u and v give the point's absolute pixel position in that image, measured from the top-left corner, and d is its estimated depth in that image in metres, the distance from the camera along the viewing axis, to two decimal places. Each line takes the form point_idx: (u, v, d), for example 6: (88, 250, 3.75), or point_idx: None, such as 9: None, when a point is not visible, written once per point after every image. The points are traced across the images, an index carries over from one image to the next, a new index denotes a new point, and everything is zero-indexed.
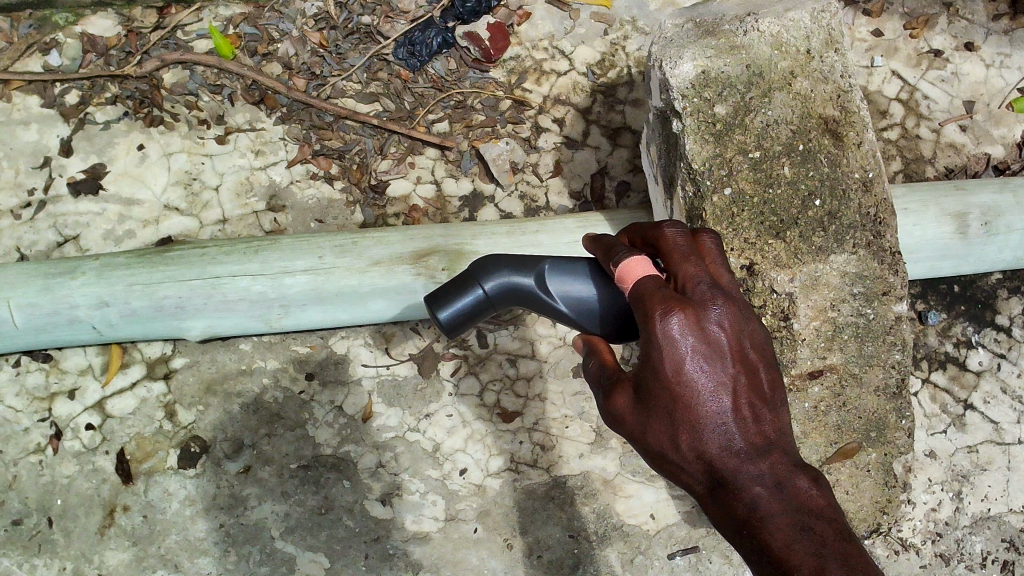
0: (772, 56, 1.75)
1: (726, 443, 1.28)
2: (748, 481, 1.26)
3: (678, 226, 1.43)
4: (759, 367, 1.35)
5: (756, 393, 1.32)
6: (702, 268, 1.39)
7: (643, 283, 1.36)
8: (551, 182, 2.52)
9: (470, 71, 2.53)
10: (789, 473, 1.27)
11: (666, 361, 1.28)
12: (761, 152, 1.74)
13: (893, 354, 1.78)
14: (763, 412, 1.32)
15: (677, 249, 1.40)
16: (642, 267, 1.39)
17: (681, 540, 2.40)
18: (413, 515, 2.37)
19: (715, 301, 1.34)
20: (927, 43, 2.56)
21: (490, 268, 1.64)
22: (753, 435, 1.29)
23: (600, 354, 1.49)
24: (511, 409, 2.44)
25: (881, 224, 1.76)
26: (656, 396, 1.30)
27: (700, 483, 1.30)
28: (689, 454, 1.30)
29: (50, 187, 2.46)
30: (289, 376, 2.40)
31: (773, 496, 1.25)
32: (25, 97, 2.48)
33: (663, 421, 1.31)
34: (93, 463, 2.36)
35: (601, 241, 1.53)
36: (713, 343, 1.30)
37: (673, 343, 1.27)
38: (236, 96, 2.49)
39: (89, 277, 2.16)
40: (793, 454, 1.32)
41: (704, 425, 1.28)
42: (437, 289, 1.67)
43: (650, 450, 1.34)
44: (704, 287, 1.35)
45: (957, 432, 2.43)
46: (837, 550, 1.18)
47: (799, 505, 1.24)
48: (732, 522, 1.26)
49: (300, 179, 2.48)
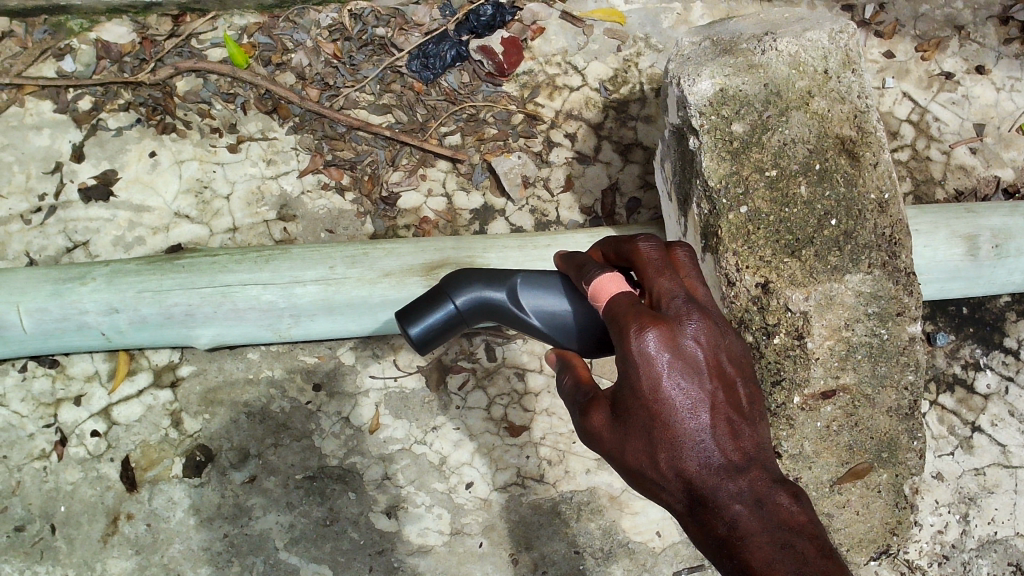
0: (790, 75, 1.76)
1: (704, 460, 1.25)
2: (728, 499, 1.24)
3: (652, 240, 1.40)
4: (738, 381, 1.33)
5: (735, 408, 1.30)
6: (677, 282, 1.36)
7: (617, 300, 1.33)
8: (562, 197, 2.53)
9: (483, 85, 2.53)
10: (769, 490, 1.25)
11: (642, 380, 1.26)
12: (777, 170, 1.74)
13: (906, 375, 1.79)
14: (742, 428, 1.29)
15: (652, 264, 1.37)
16: (616, 283, 1.37)
17: (687, 558, 2.39)
18: (418, 528, 2.36)
19: (691, 316, 1.31)
20: (938, 66, 2.57)
21: (462, 283, 1.66)
22: (732, 452, 1.26)
23: (575, 369, 1.49)
24: (518, 423, 2.43)
25: (896, 244, 1.77)
26: (633, 413, 1.29)
27: (679, 501, 1.28)
28: (667, 472, 1.27)
29: (60, 193, 2.45)
30: (296, 385, 2.40)
31: (753, 513, 1.23)
32: (38, 103, 2.48)
33: (640, 439, 1.29)
34: (97, 470, 2.35)
35: (573, 259, 1.52)
36: (688, 359, 1.27)
37: (649, 362, 1.26)
38: (249, 105, 2.50)
39: (99, 283, 2.15)
40: (773, 470, 1.29)
41: (682, 443, 1.26)
42: (409, 305, 1.68)
43: (629, 467, 1.32)
44: (679, 302, 1.32)
45: (965, 454, 2.43)
46: (818, 568, 1.18)
47: (779, 523, 1.23)
48: (712, 541, 1.24)
49: (311, 189, 2.48)
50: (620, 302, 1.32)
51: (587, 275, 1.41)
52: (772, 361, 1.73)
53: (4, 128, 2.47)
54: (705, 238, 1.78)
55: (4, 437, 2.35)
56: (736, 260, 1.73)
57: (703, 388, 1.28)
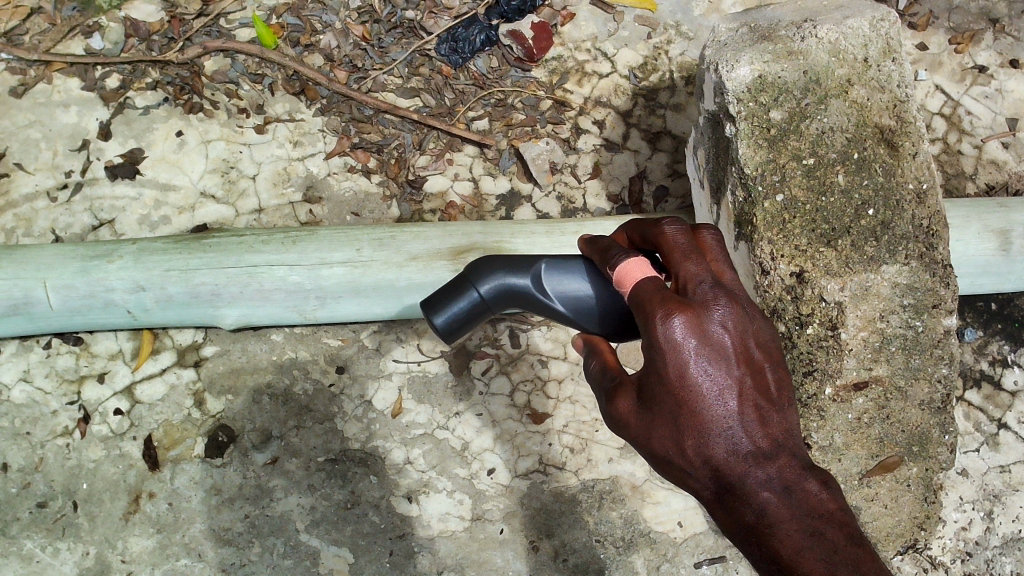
0: (829, 63, 1.74)
1: (732, 448, 1.23)
2: (755, 486, 1.21)
3: (678, 223, 1.36)
4: (766, 366, 1.29)
5: (763, 394, 1.26)
6: (704, 266, 1.32)
7: (642, 286, 1.29)
8: (589, 184, 2.51)
9: (512, 70, 2.52)
10: (798, 476, 1.22)
11: (669, 367, 1.23)
12: (815, 159, 1.73)
13: (939, 368, 1.77)
14: (771, 414, 1.26)
15: (678, 248, 1.33)
16: (641, 269, 1.33)
17: (708, 549, 2.38)
18: (439, 513, 2.36)
19: (718, 301, 1.27)
20: (972, 59, 2.55)
21: (485, 271, 1.61)
22: (760, 439, 1.23)
23: (603, 355, 1.45)
24: (541, 410, 2.43)
25: (933, 235, 1.75)
26: (660, 401, 1.26)
27: (706, 488, 1.26)
28: (695, 459, 1.25)
29: (87, 170, 2.45)
30: (320, 368, 2.39)
31: (781, 500, 1.20)
32: (66, 80, 2.48)
33: (666, 426, 1.26)
34: (120, 448, 2.35)
35: (597, 243, 1.48)
36: (716, 344, 1.24)
37: (675, 348, 1.22)
38: (277, 85, 2.49)
39: (125, 260, 2.15)
40: (803, 456, 1.26)
41: (709, 430, 1.23)
42: (431, 294, 1.63)
43: (656, 454, 1.29)
44: (706, 287, 1.29)
45: (990, 451, 2.41)
46: (848, 557, 1.13)
47: (808, 511, 1.19)
48: (741, 529, 1.22)
49: (337, 171, 2.47)
50: (646, 289, 1.28)
51: (611, 260, 1.38)
52: (804, 352, 1.71)
53: (32, 104, 2.47)
54: (740, 226, 1.77)
55: (28, 414, 2.35)
56: (771, 249, 1.72)
57: (731, 374, 1.25)
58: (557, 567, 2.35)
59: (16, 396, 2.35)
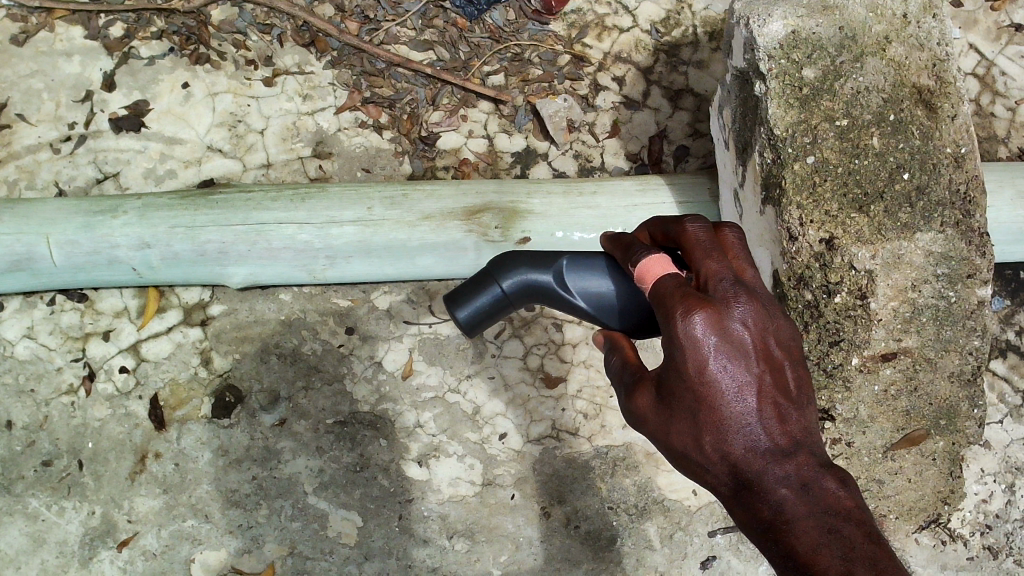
0: (867, 18, 1.67)
1: (751, 445, 1.17)
2: (774, 484, 1.15)
3: (700, 220, 1.28)
4: (786, 364, 1.23)
5: (783, 392, 1.20)
6: (726, 263, 1.25)
7: (663, 283, 1.23)
8: (607, 143, 2.43)
9: (530, 23, 2.43)
10: (817, 474, 1.16)
11: (689, 363, 1.18)
12: (849, 120, 1.65)
13: (972, 340, 1.70)
14: (791, 411, 1.20)
15: (699, 245, 1.26)
16: (662, 264, 1.26)
17: (723, 518, 2.33)
18: (449, 477, 2.32)
19: (739, 299, 1.21)
20: (1009, 17, 2.44)
21: (507, 265, 1.53)
22: (779, 436, 1.17)
23: (622, 351, 1.37)
24: (555, 374, 2.38)
25: (970, 202, 1.68)
26: (678, 396, 1.20)
27: (724, 485, 1.20)
28: (712, 455, 1.19)
29: (91, 122, 2.38)
30: (329, 328, 2.34)
31: (799, 498, 1.15)
32: (68, 28, 2.40)
33: (685, 422, 1.20)
34: (125, 407, 2.31)
35: (618, 241, 1.40)
36: (736, 342, 1.18)
37: (695, 345, 1.16)
38: (286, 37, 2.40)
39: (131, 216, 2.09)
40: (822, 454, 1.21)
41: (729, 427, 1.18)
42: (454, 287, 1.56)
43: (674, 451, 1.23)
44: (727, 285, 1.21)
45: (1014, 423, 2.35)
46: (865, 555, 1.09)
47: (826, 508, 1.14)
48: (758, 526, 1.17)
49: (348, 127, 2.40)
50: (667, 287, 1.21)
51: (633, 257, 1.31)
52: (831, 321, 1.65)
53: (34, 53, 2.39)
54: (767, 189, 1.70)
55: (31, 371, 2.30)
56: (800, 214, 1.64)
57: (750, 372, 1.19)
58: (569, 534, 2.31)
59: (20, 352, 2.31)
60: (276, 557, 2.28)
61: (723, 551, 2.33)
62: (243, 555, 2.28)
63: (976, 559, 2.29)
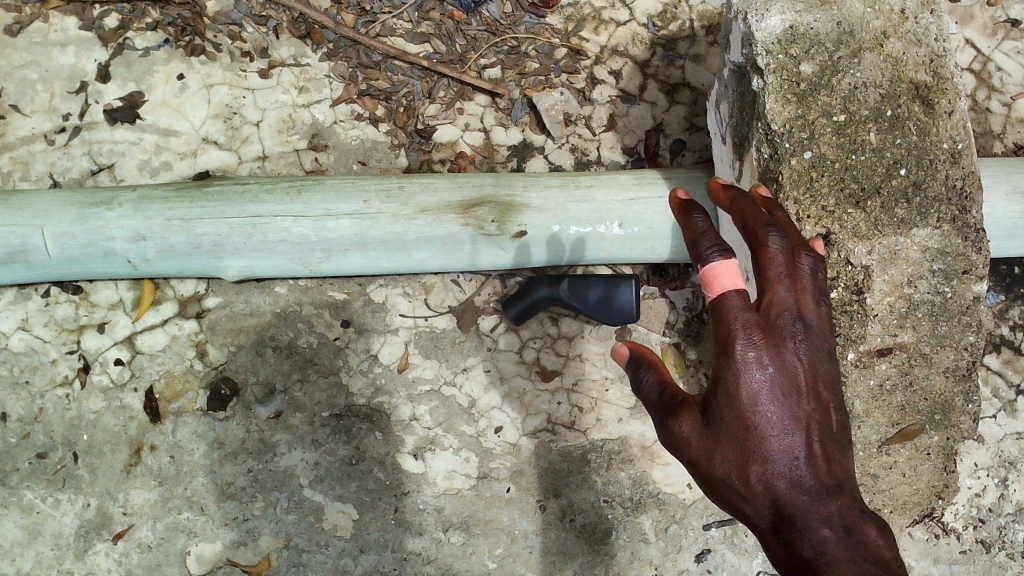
0: (865, 14, 1.67)
1: (795, 480, 1.21)
2: (818, 521, 1.17)
3: (779, 237, 1.35)
4: (830, 409, 1.30)
5: (827, 434, 1.26)
6: (791, 294, 1.33)
7: (729, 299, 1.25)
8: (604, 137, 2.43)
9: (526, 16, 2.42)
10: (858, 518, 1.18)
11: (744, 391, 1.25)
12: (846, 116, 1.65)
13: (967, 336, 1.71)
14: (832, 453, 1.26)
15: (772, 269, 1.34)
16: (733, 274, 1.25)
17: (718, 512, 2.34)
18: (445, 470, 2.32)
19: (795, 334, 1.31)
20: (1006, 12, 2.44)
21: None
22: (824, 475, 1.22)
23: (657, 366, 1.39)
24: (550, 368, 2.38)
25: (966, 198, 1.68)
26: (728, 422, 1.25)
27: (762, 517, 1.23)
28: (756, 486, 1.23)
29: (85, 113, 2.37)
30: (324, 321, 2.34)
31: (840, 540, 1.16)
32: (62, 19, 2.38)
33: (730, 448, 1.25)
34: (121, 399, 2.30)
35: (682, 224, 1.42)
36: (790, 376, 1.27)
37: (751, 371, 1.24)
38: (282, 28, 2.39)
39: (126, 209, 2.09)
40: (861, 505, 1.23)
41: (774, 457, 1.22)
42: None
43: (712, 478, 1.28)
44: (790, 318, 1.31)
45: (1007, 417, 2.36)
46: None
47: (866, 555, 1.14)
48: (797, 562, 1.17)
49: (344, 119, 2.40)
50: (733, 301, 1.25)
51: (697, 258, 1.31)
52: (827, 316, 1.65)
53: (28, 44, 2.38)
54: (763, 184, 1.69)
55: (26, 363, 2.30)
56: (797, 209, 1.64)
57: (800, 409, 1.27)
58: (564, 527, 2.32)
59: (15, 344, 2.30)
60: (272, 549, 2.29)
61: (717, 545, 2.34)
62: (239, 548, 2.28)
63: (969, 552, 2.31)
